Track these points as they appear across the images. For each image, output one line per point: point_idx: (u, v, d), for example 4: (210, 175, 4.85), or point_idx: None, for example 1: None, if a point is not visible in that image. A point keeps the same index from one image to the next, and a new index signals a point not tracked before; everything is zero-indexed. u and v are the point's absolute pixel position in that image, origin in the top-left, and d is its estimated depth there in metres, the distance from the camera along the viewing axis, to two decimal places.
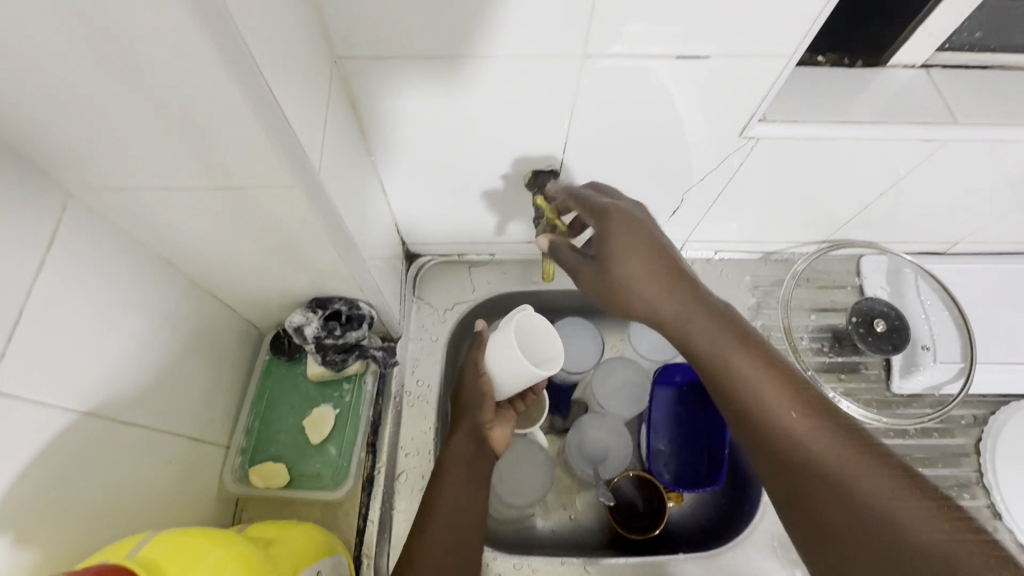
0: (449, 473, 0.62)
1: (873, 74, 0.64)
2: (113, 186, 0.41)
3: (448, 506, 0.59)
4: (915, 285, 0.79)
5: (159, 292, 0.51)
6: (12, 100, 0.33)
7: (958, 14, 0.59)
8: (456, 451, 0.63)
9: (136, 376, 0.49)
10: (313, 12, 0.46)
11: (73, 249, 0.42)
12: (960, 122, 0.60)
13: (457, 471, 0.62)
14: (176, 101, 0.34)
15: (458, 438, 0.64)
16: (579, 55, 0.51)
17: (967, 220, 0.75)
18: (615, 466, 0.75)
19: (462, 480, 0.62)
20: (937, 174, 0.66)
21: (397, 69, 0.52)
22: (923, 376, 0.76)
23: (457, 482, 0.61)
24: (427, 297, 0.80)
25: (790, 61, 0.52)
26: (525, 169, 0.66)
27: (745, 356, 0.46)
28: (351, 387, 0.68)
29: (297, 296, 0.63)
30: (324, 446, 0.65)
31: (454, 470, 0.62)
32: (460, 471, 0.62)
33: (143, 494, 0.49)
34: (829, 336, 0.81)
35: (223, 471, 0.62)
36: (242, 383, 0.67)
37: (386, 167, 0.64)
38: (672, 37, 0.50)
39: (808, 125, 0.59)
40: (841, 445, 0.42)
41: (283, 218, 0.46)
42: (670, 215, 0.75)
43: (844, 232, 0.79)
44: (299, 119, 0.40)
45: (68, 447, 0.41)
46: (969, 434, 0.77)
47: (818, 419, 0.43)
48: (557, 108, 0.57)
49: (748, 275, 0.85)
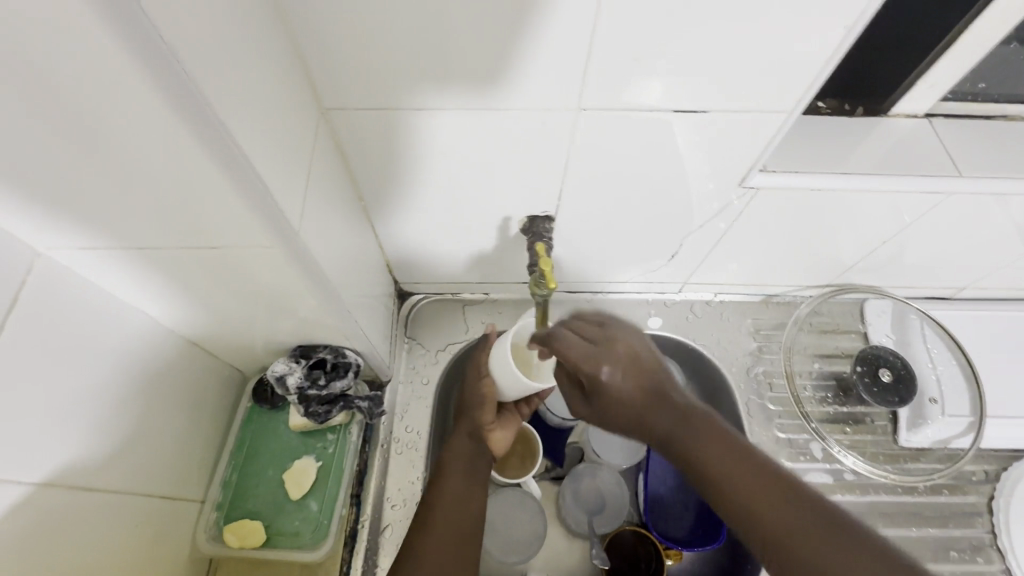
0: (450, 468, 0.61)
1: (875, 123, 0.63)
2: (85, 244, 0.41)
3: (449, 498, 0.58)
4: (921, 332, 0.77)
5: (135, 347, 0.51)
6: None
7: (960, 66, 0.58)
8: (456, 450, 0.63)
9: (103, 435, 0.48)
10: (301, 64, 0.45)
11: (41, 307, 0.42)
12: (963, 175, 0.59)
13: (457, 468, 0.61)
14: (146, 171, 0.34)
15: (457, 440, 0.64)
16: (573, 108, 0.50)
17: (973, 268, 0.74)
18: (610, 519, 0.72)
19: (462, 476, 0.61)
20: (941, 224, 0.64)
21: (388, 121, 0.51)
22: (931, 429, 0.73)
23: (457, 478, 0.60)
24: (419, 337, 0.77)
25: (790, 116, 0.51)
26: (522, 214, 0.64)
27: (676, 426, 0.51)
28: (335, 437, 0.66)
29: (281, 344, 0.61)
30: (305, 501, 0.62)
31: (456, 467, 0.61)
32: (461, 467, 0.61)
33: (103, 552, 0.48)
34: (834, 385, 0.78)
35: (197, 528, 0.60)
36: (221, 431, 0.65)
37: (377, 212, 0.63)
38: (668, 93, 0.49)
39: (808, 175, 0.58)
40: (776, 493, 0.44)
41: (264, 271, 0.45)
42: (669, 259, 0.73)
43: (847, 277, 0.77)
44: (273, 180, 0.40)
45: (19, 517, 0.40)
46: (981, 491, 0.74)
47: (747, 472, 0.46)
48: (550, 157, 0.56)
49: (748, 318, 0.82)
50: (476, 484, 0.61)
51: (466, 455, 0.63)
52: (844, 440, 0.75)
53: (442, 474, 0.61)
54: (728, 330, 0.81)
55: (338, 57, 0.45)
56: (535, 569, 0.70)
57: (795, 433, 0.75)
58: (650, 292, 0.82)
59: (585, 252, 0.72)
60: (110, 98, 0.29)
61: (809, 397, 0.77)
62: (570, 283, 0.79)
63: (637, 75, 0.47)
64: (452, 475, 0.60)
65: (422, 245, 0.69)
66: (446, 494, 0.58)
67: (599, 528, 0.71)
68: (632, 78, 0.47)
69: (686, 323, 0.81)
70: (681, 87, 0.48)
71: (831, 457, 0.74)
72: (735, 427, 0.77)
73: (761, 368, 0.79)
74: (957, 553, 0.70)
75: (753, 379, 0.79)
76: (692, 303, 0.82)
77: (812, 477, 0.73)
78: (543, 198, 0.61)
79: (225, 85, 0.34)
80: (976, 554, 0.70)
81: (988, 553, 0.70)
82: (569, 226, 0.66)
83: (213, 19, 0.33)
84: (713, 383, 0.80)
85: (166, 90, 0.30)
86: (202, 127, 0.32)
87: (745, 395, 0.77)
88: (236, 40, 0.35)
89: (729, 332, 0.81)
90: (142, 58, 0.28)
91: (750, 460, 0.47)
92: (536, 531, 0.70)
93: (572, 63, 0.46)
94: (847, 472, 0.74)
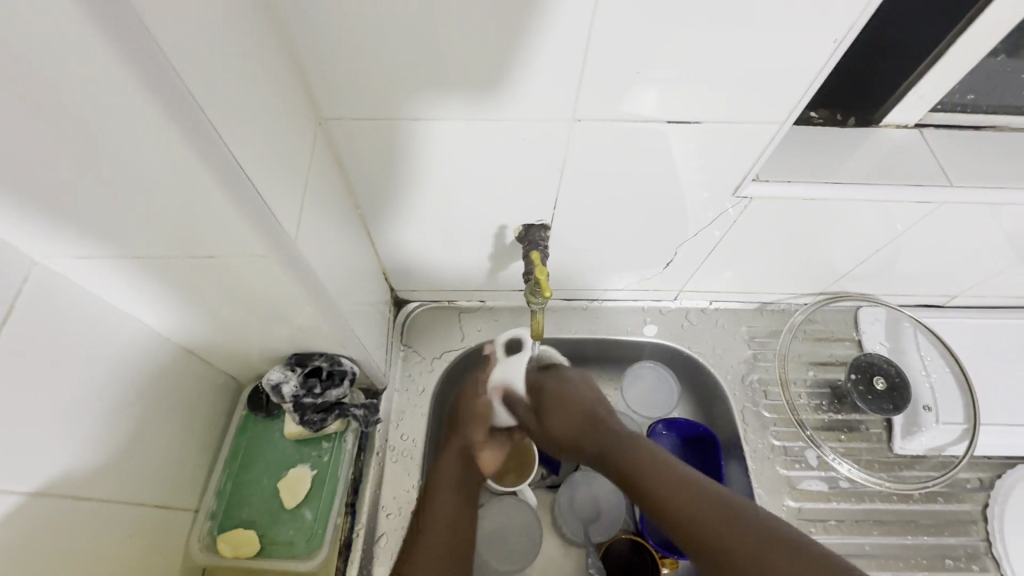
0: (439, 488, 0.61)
1: (866, 133, 0.64)
2: (81, 253, 0.41)
3: (440, 521, 0.59)
4: (915, 340, 0.77)
5: (131, 356, 0.51)
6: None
7: (949, 78, 0.59)
8: (445, 469, 0.63)
9: (97, 445, 0.47)
10: (298, 74, 0.46)
11: (36, 316, 0.42)
12: (954, 185, 0.60)
13: (445, 489, 0.61)
14: (143, 182, 0.35)
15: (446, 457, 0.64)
16: (568, 118, 0.51)
17: (965, 276, 0.74)
18: (607, 528, 0.71)
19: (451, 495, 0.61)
20: (933, 233, 0.65)
21: (384, 130, 0.52)
22: (926, 437, 0.74)
23: (446, 498, 0.61)
24: (415, 345, 0.77)
25: (782, 127, 0.52)
26: (518, 223, 0.64)
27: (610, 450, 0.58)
28: (330, 446, 0.66)
29: (277, 352, 0.61)
30: (299, 510, 0.63)
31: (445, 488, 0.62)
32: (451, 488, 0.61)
33: (94, 560, 0.47)
34: (829, 392, 0.78)
35: (190, 538, 0.60)
36: (215, 440, 0.65)
37: (373, 221, 0.63)
38: (662, 104, 0.50)
39: (800, 185, 0.59)
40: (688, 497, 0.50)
41: (259, 279, 0.45)
42: (664, 267, 0.74)
43: (840, 284, 0.78)
44: (270, 189, 0.40)
45: (11, 527, 0.40)
46: (976, 499, 0.74)
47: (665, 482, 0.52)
48: (545, 166, 0.56)
49: (743, 326, 0.82)
50: (466, 502, 0.61)
51: (455, 474, 0.63)
52: (839, 448, 0.75)
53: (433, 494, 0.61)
54: (723, 338, 0.82)
55: (335, 68, 0.46)
56: None
57: (790, 441, 0.75)
58: (645, 300, 0.82)
59: (580, 260, 0.72)
60: (108, 110, 0.30)
61: (804, 405, 0.78)
62: (565, 290, 0.79)
63: (631, 85, 0.47)
64: (442, 495, 0.61)
65: (418, 253, 0.69)
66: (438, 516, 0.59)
67: (597, 537, 0.71)
68: (627, 88, 0.48)
69: (681, 331, 0.81)
70: (674, 98, 0.49)
71: (826, 465, 0.74)
72: (731, 434, 0.77)
73: (757, 376, 0.79)
74: (953, 561, 0.70)
75: (748, 386, 0.79)
76: (687, 310, 0.83)
77: (807, 485, 0.73)
78: (538, 207, 0.62)
79: (222, 95, 0.34)
80: (972, 562, 0.70)
81: (983, 561, 0.70)
82: (565, 235, 0.67)
83: (212, 31, 0.33)
84: (708, 390, 0.80)
85: (164, 102, 0.30)
86: (200, 139, 0.33)
87: (741, 403, 0.78)
88: (234, 52, 0.36)
89: (725, 339, 0.81)
90: (140, 71, 0.28)
91: (668, 475, 0.53)
92: (531, 539, 0.70)
93: (567, 73, 0.46)
94: (842, 480, 0.74)
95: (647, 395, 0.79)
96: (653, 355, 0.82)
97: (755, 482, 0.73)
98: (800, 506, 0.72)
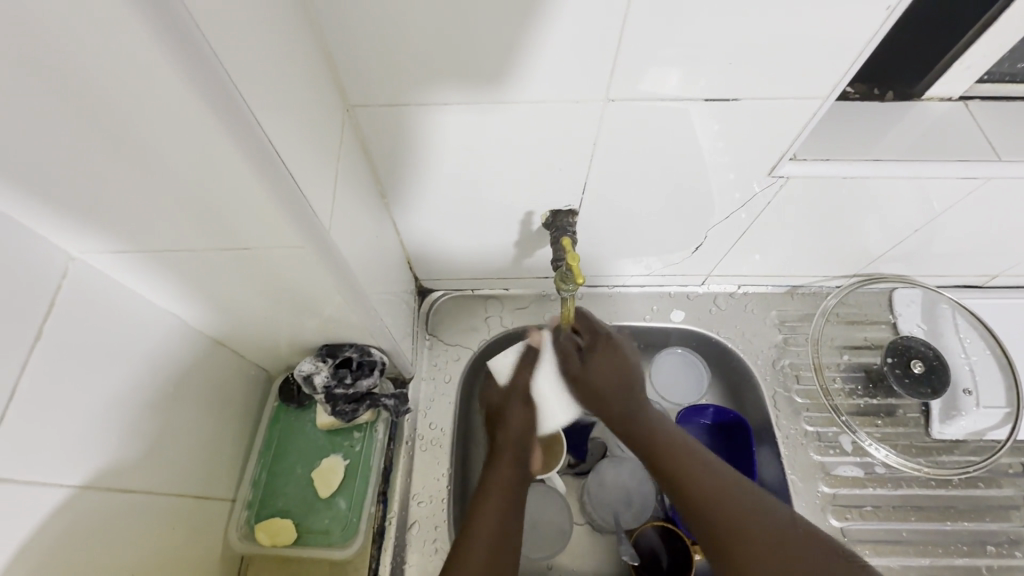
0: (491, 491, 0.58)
1: (906, 107, 0.61)
2: (120, 248, 0.41)
3: (487, 531, 0.55)
4: (953, 321, 0.75)
5: (167, 349, 0.51)
6: (23, 179, 0.34)
7: (999, 47, 0.56)
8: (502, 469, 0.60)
9: (141, 436, 0.48)
10: (327, 63, 0.45)
11: (74, 311, 0.42)
12: (1003, 159, 0.57)
13: (498, 492, 0.58)
14: (182, 176, 0.35)
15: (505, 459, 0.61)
16: (600, 100, 0.49)
17: (1007, 256, 0.71)
18: (637, 515, 0.71)
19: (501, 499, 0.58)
20: (974, 211, 0.63)
21: (410, 116, 0.51)
22: (966, 421, 0.72)
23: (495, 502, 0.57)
24: (440, 334, 0.77)
25: (825, 102, 0.50)
26: (545, 209, 0.63)
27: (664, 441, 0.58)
28: (362, 435, 0.67)
29: (307, 344, 0.62)
30: (333, 499, 0.63)
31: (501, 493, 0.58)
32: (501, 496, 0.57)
33: (136, 554, 0.48)
34: (862, 376, 0.77)
35: (229, 527, 0.61)
36: (250, 430, 0.66)
37: (399, 209, 0.63)
38: (700, 82, 0.48)
39: (839, 162, 0.57)
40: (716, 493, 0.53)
41: (292, 270, 0.45)
42: (694, 251, 0.72)
43: (875, 266, 0.75)
44: (304, 177, 0.39)
45: (66, 519, 0.41)
46: (1018, 484, 0.72)
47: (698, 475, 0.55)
48: (575, 151, 0.55)
49: (773, 310, 0.81)
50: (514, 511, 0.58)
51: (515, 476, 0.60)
52: (874, 433, 0.74)
53: (482, 501, 0.57)
54: (753, 322, 0.80)
55: (363, 53, 0.45)
56: (560, 563, 0.70)
57: (824, 427, 0.74)
58: (672, 285, 0.81)
59: (605, 245, 0.71)
60: (145, 105, 0.30)
61: (838, 390, 0.76)
62: (590, 276, 0.78)
63: (663, 65, 0.46)
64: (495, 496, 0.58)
65: (442, 241, 0.69)
66: (484, 524, 0.55)
67: (627, 524, 0.70)
68: (657, 68, 0.46)
69: (710, 316, 0.80)
70: (709, 76, 0.47)
71: (862, 450, 0.73)
72: (762, 418, 0.76)
73: (788, 361, 0.78)
74: (994, 547, 0.69)
75: (779, 371, 0.77)
76: (715, 295, 0.81)
77: (841, 471, 0.72)
78: (565, 191, 0.60)
79: (258, 85, 0.34)
80: (1014, 548, 0.69)
81: None
82: (590, 220, 0.65)
83: (246, 19, 0.32)
84: (737, 375, 0.79)
85: (207, 97, 0.30)
86: (241, 133, 0.32)
87: (772, 388, 0.76)
88: (267, 39, 0.35)
89: (754, 324, 0.80)
90: (182, 66, 0.28)
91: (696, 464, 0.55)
92: (561, 525, 0.70)
93: (599, 55, 0.45)
94: (879, 465, 0.72)
95: (675, 381, 0.78)
96: (680, 340, 0.81)
97: (788, 468, 0.72)
98: (835, 492, 0.71)
